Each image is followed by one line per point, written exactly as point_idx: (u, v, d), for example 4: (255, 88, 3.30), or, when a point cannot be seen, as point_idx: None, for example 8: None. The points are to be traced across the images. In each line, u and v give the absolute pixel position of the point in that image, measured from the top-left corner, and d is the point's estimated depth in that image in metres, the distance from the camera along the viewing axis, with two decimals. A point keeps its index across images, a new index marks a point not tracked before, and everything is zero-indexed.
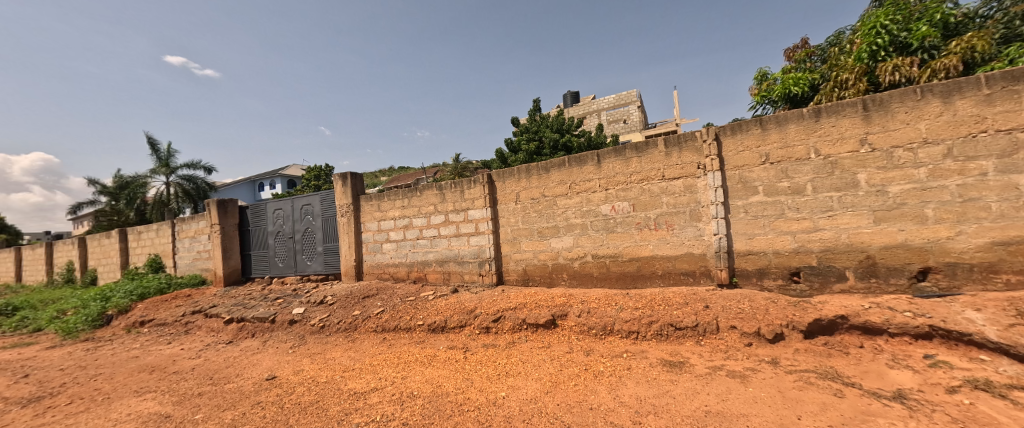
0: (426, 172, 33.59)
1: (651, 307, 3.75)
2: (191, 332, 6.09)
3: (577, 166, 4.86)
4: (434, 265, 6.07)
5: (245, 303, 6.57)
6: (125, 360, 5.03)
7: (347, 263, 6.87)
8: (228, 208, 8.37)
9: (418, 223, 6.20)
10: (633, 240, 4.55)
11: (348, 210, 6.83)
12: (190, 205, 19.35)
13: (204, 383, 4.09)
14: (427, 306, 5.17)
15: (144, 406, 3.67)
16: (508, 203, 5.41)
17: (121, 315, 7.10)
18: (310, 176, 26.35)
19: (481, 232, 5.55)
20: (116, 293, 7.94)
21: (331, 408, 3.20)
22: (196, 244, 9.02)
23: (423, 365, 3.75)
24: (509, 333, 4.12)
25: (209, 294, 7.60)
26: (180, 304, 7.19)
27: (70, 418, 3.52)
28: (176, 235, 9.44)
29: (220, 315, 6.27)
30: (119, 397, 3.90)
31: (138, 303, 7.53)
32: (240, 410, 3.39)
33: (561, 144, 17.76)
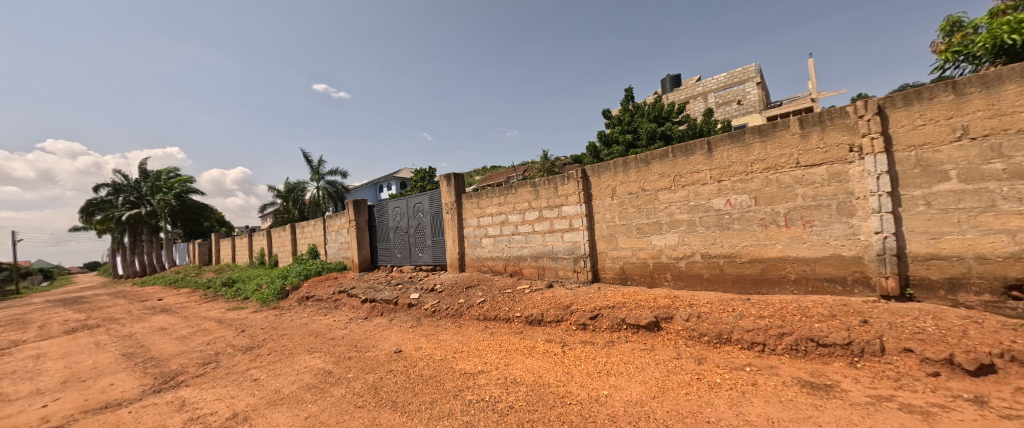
0: (518, 170, 34.70)
1: (782, 317, 3.21)
2: (339, 307, 7.49)
3: (682, 157, 4.42)
4: (530, 260, 6.24)
5: (375, 287, 7.78)
6: (298, 326, 6.46)
7: (452, 255, 7.53)
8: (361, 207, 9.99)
9: (515, 219, 6.44)
10: (755, 238, 3.95)
11: (452, 207, 7.47)
12: (333, 205, 23.67)
13: (351, 349, 5.00)
14: (524, 299, 5.37)
15: (313, 362, 4.67)
16: (604, 198, 5.23)
17: (294, 291, 9.12)
18: (418, 177, 29.68)
19: (575, 228, 5.51)
20: (290, 273, 10.23)
21: (446, 383, 3.59)
22: (339, 236, 11.01)
23: (522, 355, 3.92)
24: (606, 332, 4.00)
25: (349, 277, 9.21)
26: (330, 284, 8.89)
27: (270, 365, 4.72)
28: (326, 229, 11.68)
29: (358, 296, 7.55)
30: (296, 354, 5.03)
31: (303, 282, 9.56)
32: (378, 375, 4.06)
33: (659, 133, 16.39)
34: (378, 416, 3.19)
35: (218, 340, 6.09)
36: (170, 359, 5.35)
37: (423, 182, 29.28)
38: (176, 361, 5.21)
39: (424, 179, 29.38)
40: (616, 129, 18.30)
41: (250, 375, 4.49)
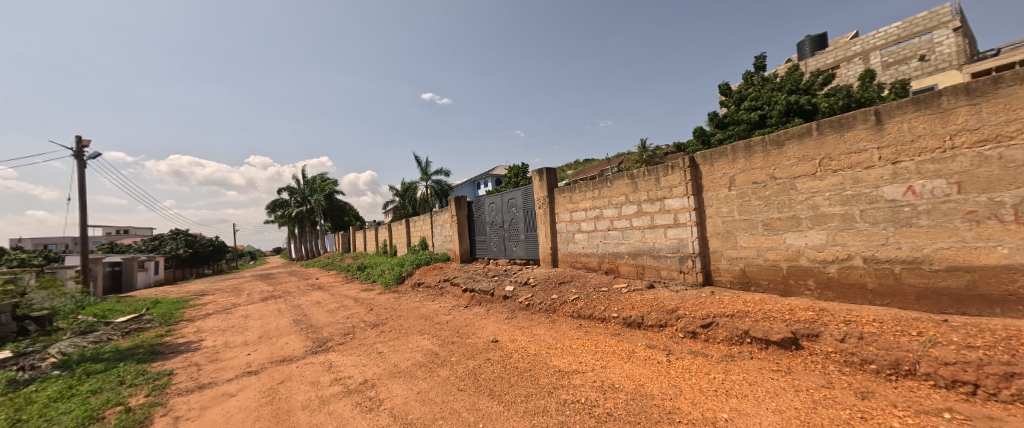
0: (613, 162, 33.11)
1: (1009, 351, 2.28)
2: (444, 295, 8.16)
3: (834, 133, 3.52)
4: (627, 258, 5.81)
5: (474, 278, 8.25)
6: (412, 309, 7.25)
7: (545, 250, 7.50)
8: (461, 203, 10.72)
9: (611, 213, 6.06)
10: (957, 238, 2.90)
11: (545, 202, 7.41)
12: (436, 201, 26.21)
13: (454, 334, 5.39)
14: (621, 298, 5.02)
15: (423, 343, 5.15)
16: (719, 189, 4.51)
17: (408, 277, 10.32)
18: (512, 174, 30.66)
19: (681, 224, 4.90)
20: (405, 262, 11.61)
21: (541, 379, 3.54)
22: (444, 230, 12.04)
23: (620, 358, 3.63)
24: (723, 345, 3.43)
25: (452, 267, 10.00)
26: (437, 273, 9.78)
27: (390, 341, 5.37)
28: (433, 223, 12.91)
29: (459, 285, 8.12)
30: (410, 334, 5.64)
31: (415, 269, 10.73)
32: (477, 362, 4.26)
33: (797, 108, 13.67)
34: (477, 401, 3.31)
35: (353, 315, 7.22)
36: (322, 328, 6.55)
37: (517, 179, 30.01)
38: (325, 330, 6.36)
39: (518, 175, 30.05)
40: (734, 110, 15.83)
41: (376, 348, 5.19)
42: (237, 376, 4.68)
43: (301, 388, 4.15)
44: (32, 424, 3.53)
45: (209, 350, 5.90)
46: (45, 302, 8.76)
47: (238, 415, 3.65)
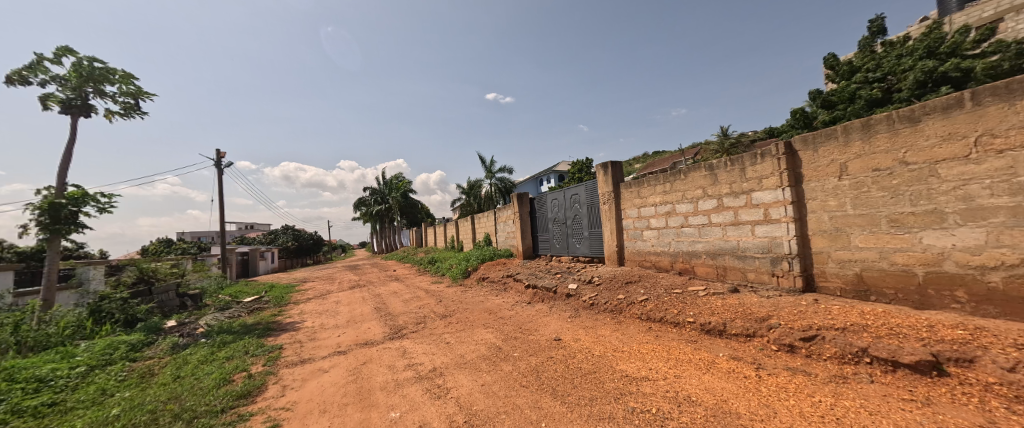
0: (687, 154, 30.57)
1: None
2: (507, 290, 8.25)
3: (999, 103, 2.76)
4: (705, 257, 5.26)
5: (536, 274, 8.21)
6: (476, 303, 7.46)
7: (610, 248, 7.16)
8: (523, 199, 10.75)
9: (686, 208, 5.54)
10: None
11: (610, 197, 7.05)
12: (500, 198, 26.84)
13: (517, 330, 5.40)
14: (699, 302, 4.55)
15: (487, 337, 5.24)
16: (824, 179, 3.84)
17: (473, 272, 10.67)
18: (575, 169, 29.99)
19: (773, 220, 4.29)
20: (470, 257, 12.03)
21: (606, 383, 3.35)
22: (507, 226, 12.21)
23: (697, 369, 3.28)
24: (831, 363, 2.89)
25: (515, 263, 10.09)
26: (500, 268, 9.95)
27: (457, 333, 5.57)
28: (496, 220, 13.17)
29: (522, 281, 8.14)
30: (475, 326, 5.79)
31: (480, 265, 11.05)
32: (540, 359, 4.20)
33: (937, 76, 11.12)
34: (540, 399, 3.24)
35: (425, 306, 7.66)
36: (398, 316, 7.06)
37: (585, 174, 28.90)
38: (401, 318, 6.84)
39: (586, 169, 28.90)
40: (843, 85, 13.55)
41: (444, 338, 5.42)
42: (329, 354, 5.25)
43: (380, 370, 4.50)
44: (186, 380, 4.34)
45: (312, 330, 6.71)
46: (196, 283, 10.82)
47: (330, 389, 4.08)
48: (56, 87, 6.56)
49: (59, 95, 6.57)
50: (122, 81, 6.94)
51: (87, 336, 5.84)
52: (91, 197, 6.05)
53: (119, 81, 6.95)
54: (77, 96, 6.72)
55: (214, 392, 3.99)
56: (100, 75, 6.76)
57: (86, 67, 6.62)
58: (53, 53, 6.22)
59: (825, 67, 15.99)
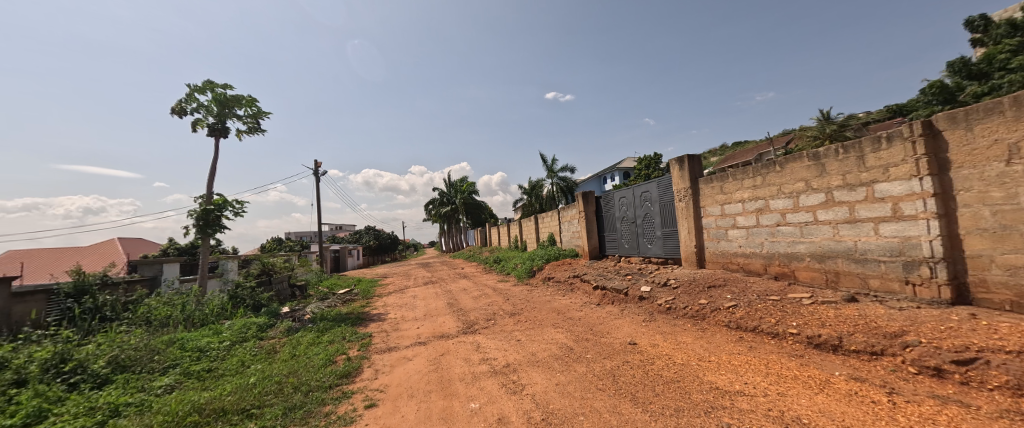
0: (775, 144, 27.13)
1: None
2: (575, 291, 8.11)
3: None
4: (809, 260, 4.61)
5: (605, 275, 7.95)
6: (544, 302, 7.46)
7: (687, 249, 6.64)
8: (588, 198, 10.48)
9: (782, 205, 4.91)
10: None
11: (687, 193, 6.54)
12: (563, 197, 26.52)
13: (588, 331, 5.28)
14: (804, 312, 3.99)
15: (558, 336, 5.21)
16: (980, 166, 3.11)
17: (539, 271, 10.69)
18: (642, 165, 28.38)
19: (906, 217, 3.60)
20: (535, 256, 12.08)
21: (694, 394, 3.10)
22: (571, 226, 12.03)
23: (806, 388, 2.88)
24: (1000, 394, 2.32)
25: (581, 263, 9.89)
26: (566, 268, 9.82)
27: (527, 331, 5.64)
28: (561, 219, 13.05)
29: (590, 282, 7.94)
30: (544, 326, 5.80)
31: (545, 264, 11.03)
32: (615, 363, 4.05)
33: None
34: (619, 405, 3.13)
35: (494, 303, 7.88)
36: (469, 312, 7.38)
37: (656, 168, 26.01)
38: (473, 314, 7.14)
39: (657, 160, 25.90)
40: (996, 49, 10.92)
41: (515, 335, 5.51)
42: (412, 344, 5.69)
43: (458, 361, 4.75)
44: (301, 358, 5.06)
45: (394, 321, 7.34)
46: (302, 276, 12.53)
47: (415, 376, 4.42)
48: (203, 113, 8.10)
49: (205, 120, 8.09)
50: (248, 104, 8.32)
51: (228, 317, 7.12)
52: (231, 203, 7.38)
53: (245, 104, 8.33)
54: (217, 120, 8.21)
55: (323, 370, 4.59)
56: (231, 101, 8.17)
57: (222, 95, 8.05)
58: (200, 86, 7.69)
59: (969, 29, 12.99)
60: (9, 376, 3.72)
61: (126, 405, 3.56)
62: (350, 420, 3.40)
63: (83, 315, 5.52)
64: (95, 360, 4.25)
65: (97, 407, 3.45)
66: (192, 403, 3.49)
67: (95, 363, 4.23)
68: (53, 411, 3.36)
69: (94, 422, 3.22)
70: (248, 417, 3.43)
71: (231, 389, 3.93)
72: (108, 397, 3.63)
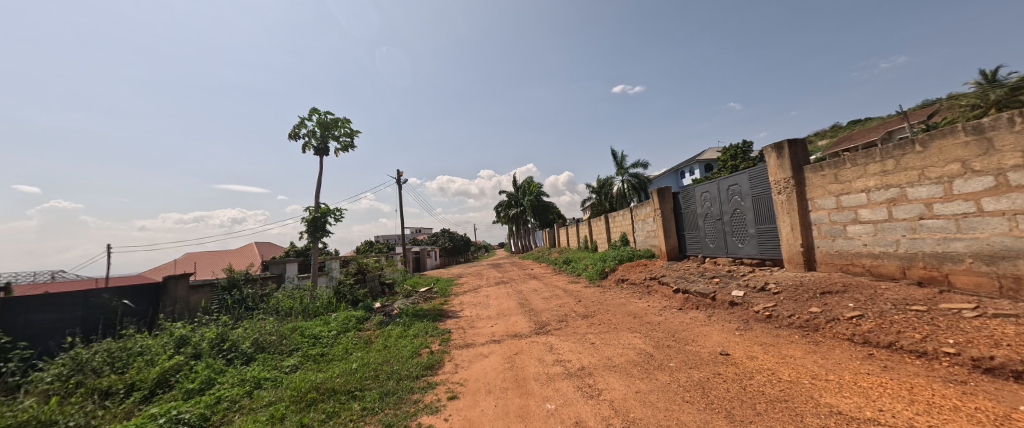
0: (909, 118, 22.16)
1: None
2: (652, 293, 7.57)
3: None
4: (970, 263, 3.67)
5: (688, 277, 7.28)
6: (619, 305, 7.10)
7: (790, 249, 5.77)
8: (665, 195, 9.72)
9: (926, 193, 3.99)
10: None
11: (788, 185, 5.69)
12: (636, 194, 25.09)
13: (670, 338, 4.87)
14: (965, 328, 3.18)
15: (636, 342, 4.91)
16: None
17: (612, 272, 10.23)
18: (727, 155, 25.49)
19: None
20: (607, 257, 11.59)
21: (807, 417, 2.66)
22: (646, 225, 11.30)
23: (974, 423, 2.27)
24: None
25: (658, 265, 9.21)
26: (642, 269, 9.23)
27: (602, 334, 5.42)
28: (634, 218, 12.34)
29: (670, 285, 7.34)
30: (620, 330, 5.51)
31: (619, 265, 10.52)
32: (704, 374, 3.67)
33: None
34: (711, 420, 2.82)
35: (565, 305, 7.75)
36: (541, 312, 7.36)
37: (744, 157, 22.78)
38: (544, 315, 7.10)
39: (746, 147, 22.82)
40: None
41: (589, 338, 5.33)
42: (487, 342, 5.87)
43: (532, 361, 4.74)
44: (392, 348, 5.56)
45: (469, 319, 7.65)
46: (388, 274, 13.77)
47: (492, 373, 4.53)
48: (309, 137, 9.39)
49: (310, 143, 9.38)
50: (344, 126, 9.46)
51: (332, 309, 8.13)
52: (333, 211, 8.45)
53: (341, 126, 9.48)
54: (320, 142, 9.47)
55: (411, 361, 4.97)
56: (330, 124, 9.35)
57: (324, 120, 9.27)
58: (308, 113, 8.94)
59: None
60: (190, 350, 4.78)
61: (263, 379, 4.31)
62: (434, 409, 3.61)
63: (235, 304, 6.83)
64: (243, 341, 5.22)
65: (246, 380, 4.25)
66: (311, 383, 4.07)
67: (245, 343, 5.18)
68: (219, 379, 4.26)
69: (244, 392, 3.96)
70: (352, 398, 3.87)
71: (339, 372, 4.48)
72: (255, 372, 4.44)
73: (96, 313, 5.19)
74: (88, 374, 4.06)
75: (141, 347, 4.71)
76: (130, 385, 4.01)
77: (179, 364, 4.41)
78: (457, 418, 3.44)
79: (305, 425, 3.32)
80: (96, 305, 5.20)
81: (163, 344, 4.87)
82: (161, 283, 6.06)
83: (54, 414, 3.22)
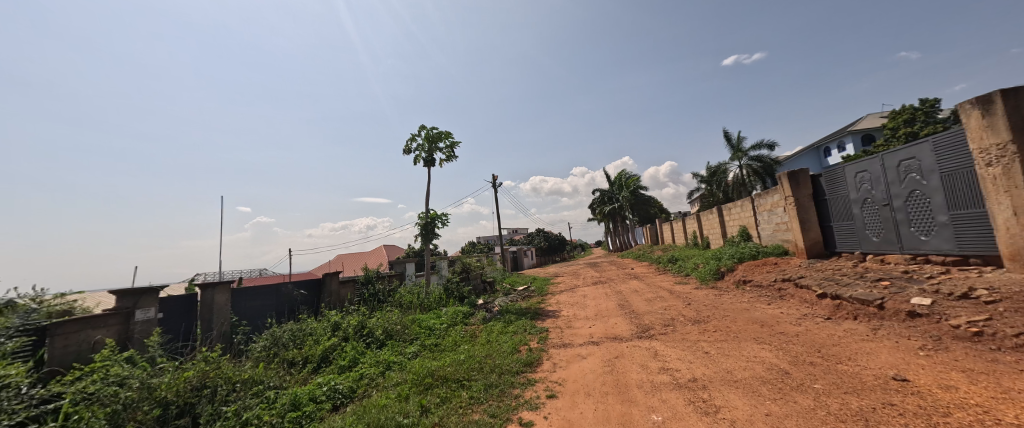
0: None
1: None
2: (786, 298, 6.26)
3: None
4: None
5: (838, 280, 5.81)
6: (741, 310, 6.05)
7: (1012, 242, 4.10)
8: (800, 179, 7.83)
9: None
10: None
11: (1003, 153, 4.07)
12: (760, 180, 21.40)
13: (814, 353, 3.91)
14: None
15: (765, 355, 4.07)
16: None
17: (730, 272, 8.83)
18: None
19: None
20: (723, 255, 10.07)
21: None
22: (774, 216, 9.47)
23: None
24: None
25: (794, 264, 7.59)
26: (771, 269, 7.73)
27: (720, 343, 4.67)
28: (757, 209, 10.48)
29: (812, 288, 5.95)
30: (743, 339, 4.66)
31: (739, 264, 9.02)
32: (867, 403, 2.81)
33: None
34: None
35: (672, 307, 6.97)
36: (644, 315, 6.75)
37: (922, 120, 17.04)
38: (648, 318, 6.50)
39: (925, 107, 17.10)
40: None
41: (702, 346, 4.65)
42: (585, 343, 5.62)
43: (634, 367, 4.34)
44: (494, 343, 5.76)
45: (566, 318, 7.47)
46: (489, 273, 14.49)
47: (591, 375, 4.29)
48: (419, 150, 10.49)
49: (419, 156, 10.47)
50: (446, 138, 10.30)
51: (442, 304, 8.89)
52: (440, 216, 9.24)
53: (445, 138, 10.34)
54: (428, 154, 10.48)
55: (511, 357, 5.05)
56: (435, 137, 10.28)
57: (430, 134, 10.24)
58: (418, 129, 9.99)
59: None
60: (341, 334, 5.76)
61: (392, 362, 4.92)
62: (534, 405, 3.57)
63: (370, 298, 8.09)
64: (378, 328, 6.02)
65: (381, 361, 4.94)
66: (427, 369, 4.46)
67: (378, 330, 5.97)
68: (361, 359, 5.08)
69: (379, 371, 4.62)
70: (461, 387, 4.09)
71: (449, 362, 4.81)
72: (385, 356, 5.12)
73: (284, 300, 6.59)
74: (281, 348, 5.23)
75: (311, 328, 5.84)
76: (306, 358, 5.10)
77: (335, 345, 5.36)
78: (556, 417, 3.33)
79: (425, 406, 3.60)
80: (284, 294, 6.63)
81: (324, 327, 5.93)
82: (322, 278, 7.40)
83: (262, 375, 4.21)
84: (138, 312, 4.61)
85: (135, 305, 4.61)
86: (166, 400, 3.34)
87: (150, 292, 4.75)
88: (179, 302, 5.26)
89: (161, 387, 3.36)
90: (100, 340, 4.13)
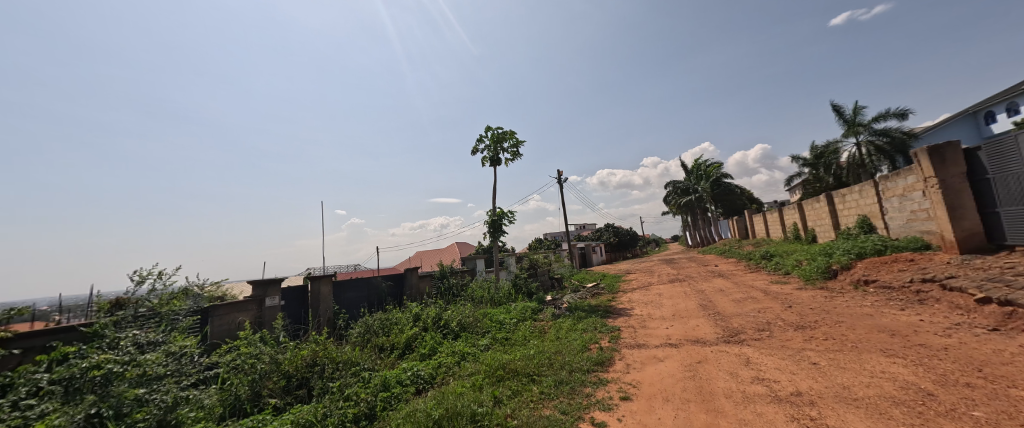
0: None
1: None
2: (928, 303, 5.05)
3: None
4: None
5: (1010, 281, 4.51)
6: (863, 316, 5.03)
7: None
8: (947, 156, 6.19)
9: None
10: None
11: None
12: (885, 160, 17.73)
13: (972, 373, 3.07)
14: None
15: (897, 371, 3.32)
16: None
17: (845, 270, 7.44)
18: None
19: None
20: (835, 250, 8.54)
21: None
22: (909, 203, 7.74)
23: None
24: None
25: (939, 260, 6.10)
26: (904, 268, 6.33)
27: (832, 353, 3.94)
28: (883, 195, 8.67)
29: (968, 291, 4.71)
30: (865, 351, 3.87)
31: (857, 261, 7.55)
32: None
33: None
34: None
35: (768, 310, 6.10)
36: (732, 317, 6.02)
37: None
38: (737, 320, 5.78)
39: None
40: None
41: (808, 356, 3.97)
42: (662, 344, 5.20)
43: (720, 374, 3.88)
44: (564, 340, 5.64)
45: (642, 318, 7.00)
46: (558, 269, 14.30)
47: (668, 379, 3.95)
48: (485, 150, 10.76)
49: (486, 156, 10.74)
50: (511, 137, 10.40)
51: (511, 299, 9.00)
52: (508, 213, 9.37)
53: (509, 137, 10.46)
54: (493, 153, 10.70)
55: (581, 354, 4.90)
56: (500, 137, 10.45)
57: (495, 134, 10.44)
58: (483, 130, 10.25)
59: None
60: (421, 324, 6.13)
61: (466, 353, 5.11)
62: (607, 406, 3.38)
63: (445, 291, 8.52)
64: (453, 320, 6.32)
65: (456, 352, 5.14)
66: (499, 361, 4.52)
67: (452, 322, 6.25)
68: (439, 348, 5.36)
69: (455, 361, 4.82)
70: (532, 381, 4.06)
71: (520, 356, 4.83)
72: (460, 347, 5.32)
73: (373, 292, 7.27)
74: (373, 334, 5.75)
75: (397, 318, 6.28)
76: (393, 345, 5.53)
77: (416, 334, 5.74)
78: (631, 420, 3.12)
79: (497, 397, 3.63)
80: (373, 286, 7.30)
81: (407, 317, 6.36)
82: (404, 272, 7.94)
83: (359, 357, 4.55)
84: (267, 299, 5.39)
85: (264, 294, 5.39)
86: (289, 372, 4.02)
87: (275, 283, 5.49)
88: (295, 292, 6.11)
89: (286, 362, 4.02)
90: (243, 321, 5.01)
